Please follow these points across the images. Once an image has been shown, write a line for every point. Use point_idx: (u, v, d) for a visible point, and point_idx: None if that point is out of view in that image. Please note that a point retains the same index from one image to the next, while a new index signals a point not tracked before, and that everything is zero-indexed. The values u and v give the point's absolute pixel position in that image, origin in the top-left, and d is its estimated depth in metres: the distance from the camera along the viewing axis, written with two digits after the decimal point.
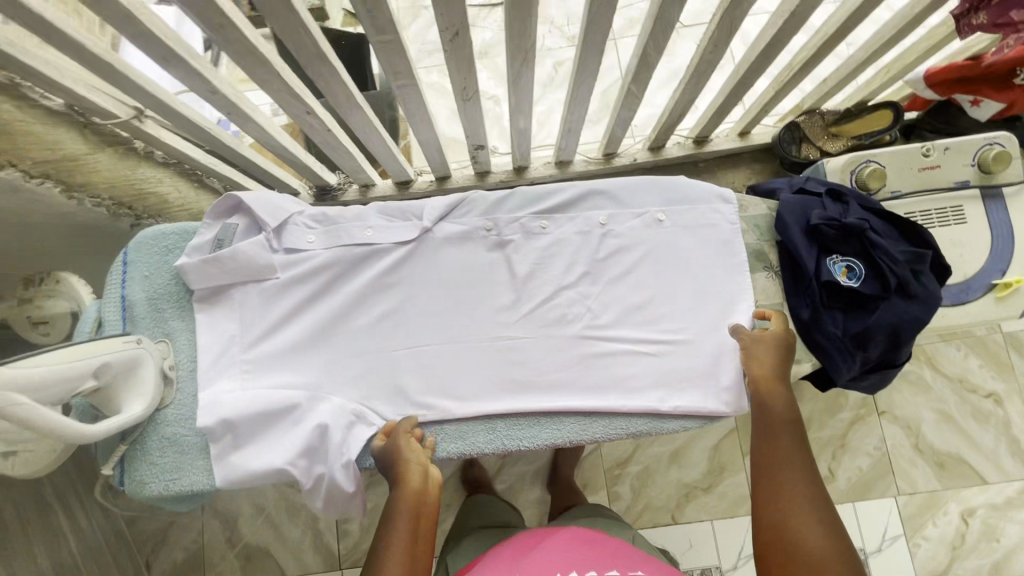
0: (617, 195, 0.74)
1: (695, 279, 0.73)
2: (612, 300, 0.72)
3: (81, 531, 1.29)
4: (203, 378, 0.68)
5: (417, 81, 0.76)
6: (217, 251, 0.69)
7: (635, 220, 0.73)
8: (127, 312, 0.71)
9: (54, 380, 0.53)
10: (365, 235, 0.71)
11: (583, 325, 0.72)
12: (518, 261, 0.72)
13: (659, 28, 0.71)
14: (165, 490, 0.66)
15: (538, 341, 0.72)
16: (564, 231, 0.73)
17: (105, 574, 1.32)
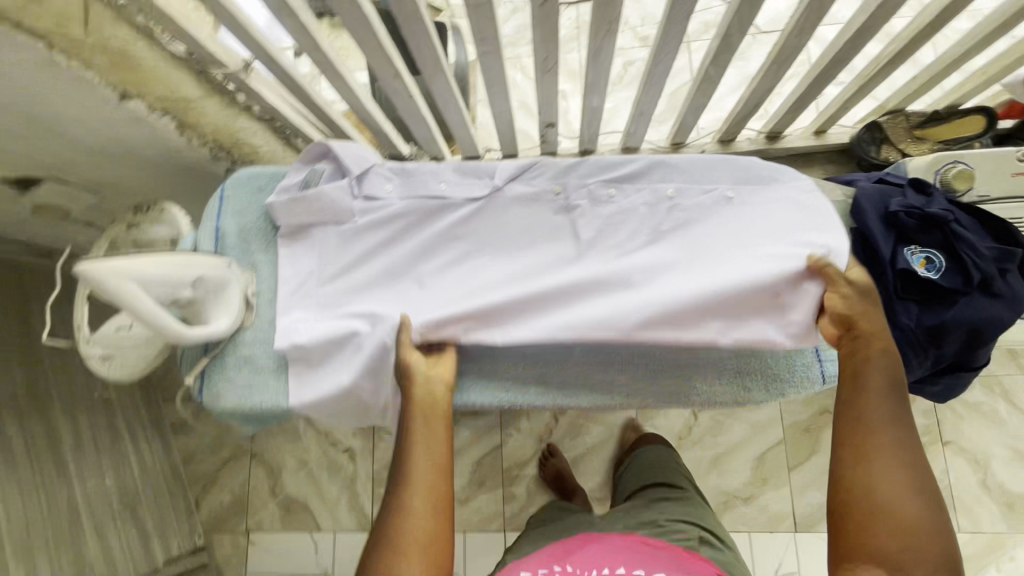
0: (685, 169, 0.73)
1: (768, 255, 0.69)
2: (682, 256, 0.71)
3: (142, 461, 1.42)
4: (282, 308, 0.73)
5: (500, 49, 0.79)
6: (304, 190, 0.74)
7: (704, 196, 0.72)
8: (221, 241, 0.78)
9: (160, 281, 0.60)
10: (439, 189, 0.75)
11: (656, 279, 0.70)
12: (583, 226, 0.74)
13: (746, 8, 0.71)
14: (238, 403, 0.72)
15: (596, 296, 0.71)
16: (630, 200, 0.73)
17: (159, 503, 1.42)
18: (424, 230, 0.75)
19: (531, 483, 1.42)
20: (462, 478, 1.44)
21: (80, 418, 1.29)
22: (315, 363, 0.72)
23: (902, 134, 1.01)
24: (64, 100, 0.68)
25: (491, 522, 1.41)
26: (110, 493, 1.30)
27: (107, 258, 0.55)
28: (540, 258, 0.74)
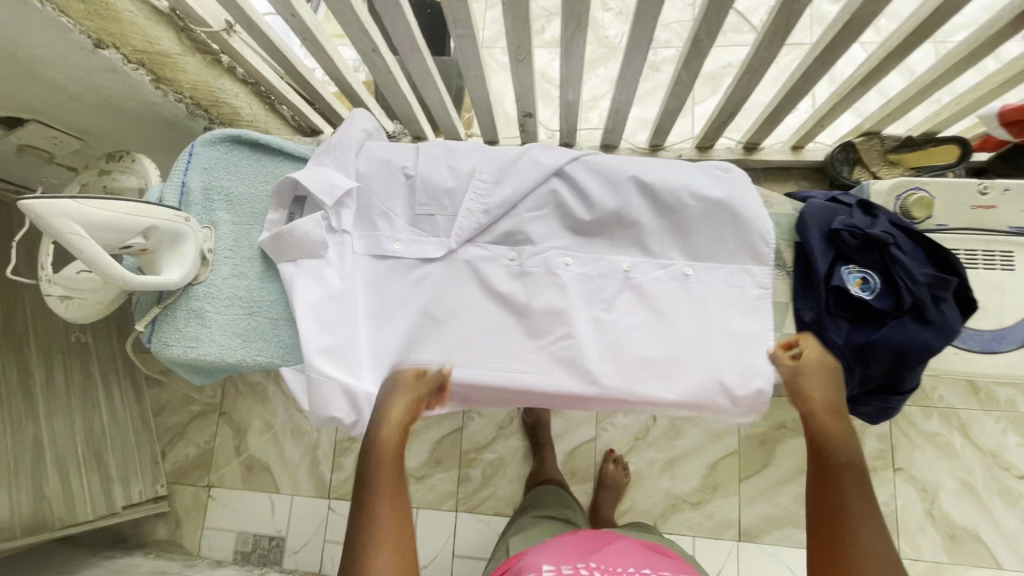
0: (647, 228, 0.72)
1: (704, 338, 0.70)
2: (623, 332, 0.71)
3: (111, 406, 1.46)
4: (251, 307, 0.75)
5: (475, 33, 0.81)
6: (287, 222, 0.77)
7: (659, 271, 0.72)
8: (185, 196, 0.79)
9: (109, 226, 0.62)
10: (394, 248, 0.75)
11: (627, 336, 0.71)
12: (536, 296, 0.72)
13: (713, 15, 0.72)
14: (184, 354, 0.74)
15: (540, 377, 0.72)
16: (586, 269, 0.73)
17: (125, 451, 1.46)
18: (392, 293, 0.74)
19: (486, 467, 1.45)
20: (420, 455, 1.47)
21: (54, 359, 1.32)
22: (261, 325, 0.74)
23: (876, 158, 1.02)
24: (40, 43, 0.70)
25: (445, 502, 1.44)
26: (77, 435, 1.33)
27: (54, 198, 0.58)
28: (515, 340, 0.72)
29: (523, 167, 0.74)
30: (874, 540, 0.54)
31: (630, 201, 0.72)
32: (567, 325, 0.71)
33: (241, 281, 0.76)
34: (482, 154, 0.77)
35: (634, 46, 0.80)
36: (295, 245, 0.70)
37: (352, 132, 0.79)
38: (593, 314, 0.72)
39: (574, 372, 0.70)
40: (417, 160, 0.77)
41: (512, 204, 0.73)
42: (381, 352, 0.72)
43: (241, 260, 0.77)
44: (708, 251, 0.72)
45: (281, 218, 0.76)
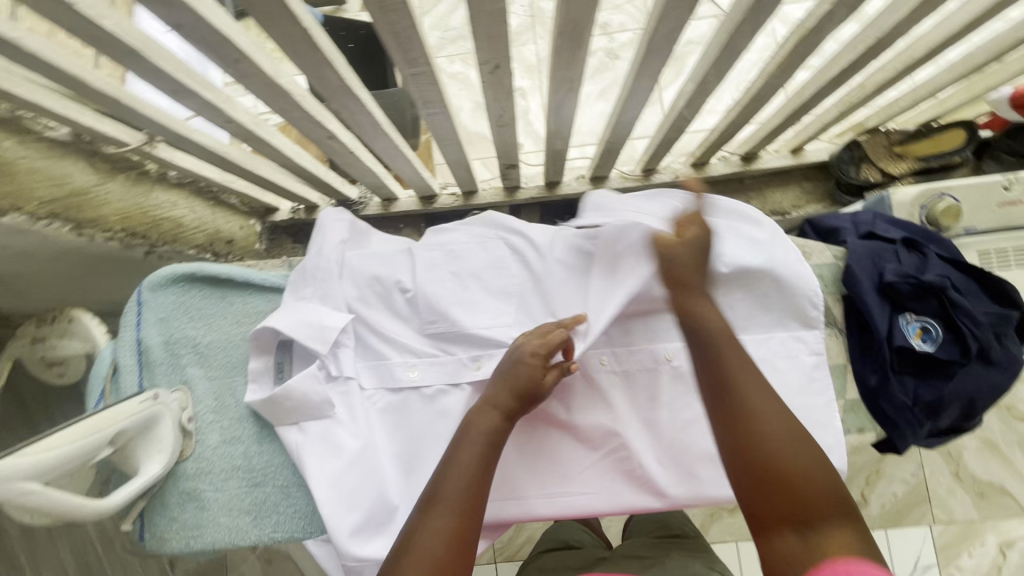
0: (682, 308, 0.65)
1: None
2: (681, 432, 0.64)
3: None
4: (256, 475, 0.66)
5: (449, 108, 0.69)
6: (280, 382, 0.66)
7: None
8: (143, 356, 0.66)
9: (69, 459, 0.49)
10: (409, 377, 0.67)
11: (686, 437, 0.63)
12: (576, 410, 0.64)
13: (721, 60, 0.63)
14: (187, 547, 0.64)
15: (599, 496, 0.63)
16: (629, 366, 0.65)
17: None
18: (418, 430, 0.65)
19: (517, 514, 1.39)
20: None
21: None
22: (269, 492, 0.66)
23: (882, 152, 0.96)
24: None
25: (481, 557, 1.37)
26: None
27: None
28: (568, 458, 0.64)
29: (521, 267, 0.71)
30: (769, 421, 0.47)
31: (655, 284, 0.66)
32: (620, 436, 0.63)
33: (235, 447, 0.66)
34: (482, 252, 0.72)
35: (631, 96, 0.71)
36: (293, 408, 0.61)
37: (329, 251, 0.69)
38: (644, 414, 0.64)
39: (638, 486, 0.63)
40: (414, 273, 0.70)
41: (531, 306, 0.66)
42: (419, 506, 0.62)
43: (230, 423, 0.67)
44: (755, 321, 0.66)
45: (265, 369, 0.65)
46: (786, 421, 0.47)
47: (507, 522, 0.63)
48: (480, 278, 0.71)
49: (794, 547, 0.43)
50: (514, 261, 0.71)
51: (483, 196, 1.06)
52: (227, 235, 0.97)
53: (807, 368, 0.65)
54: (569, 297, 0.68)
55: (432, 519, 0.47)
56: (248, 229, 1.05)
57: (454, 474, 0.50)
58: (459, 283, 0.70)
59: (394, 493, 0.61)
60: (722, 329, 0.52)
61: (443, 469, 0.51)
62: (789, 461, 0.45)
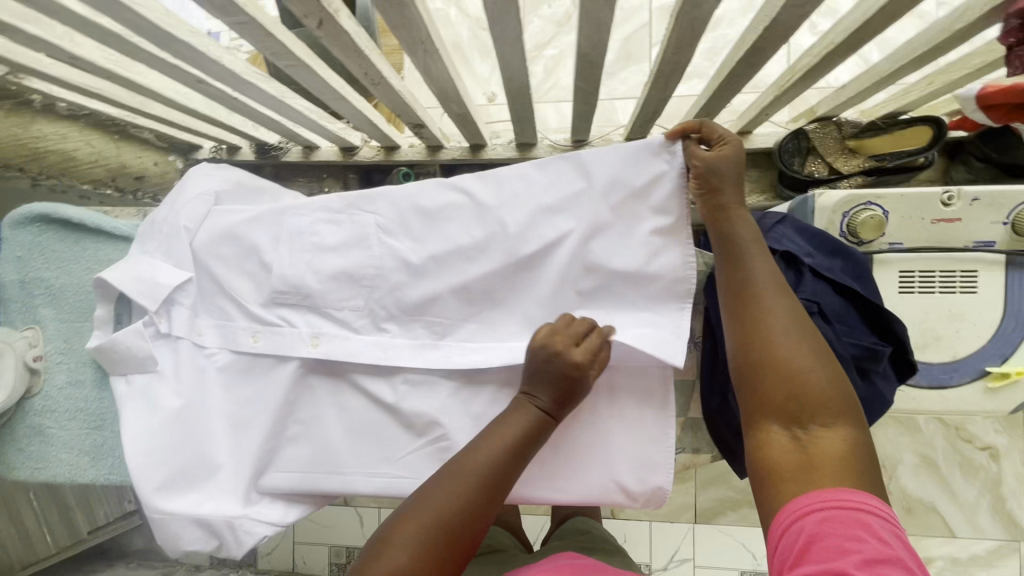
0: (523, 305, 0.62)
1: (587, 428, 0.62)
2: None
3: None
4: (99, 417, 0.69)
5: (306, 62, 0.64)
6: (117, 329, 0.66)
7: None
8: (1, 293, 0.67)
9: None
10: (251, 344, 0.63)
11: None
12: (401, 399, 0.62)
13: (588, 30, 0.55)
14: (33, 475, 0.67)
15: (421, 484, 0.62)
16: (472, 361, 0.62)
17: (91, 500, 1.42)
18: (246, 397, 0.64)
19: None
20: None
21: None
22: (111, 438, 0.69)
23: (833, 146, 0.86)
24: None
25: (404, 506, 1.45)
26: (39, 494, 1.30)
27: None
28: (392, 439, 0.63)
29: (383, 247, 0.63)
30: (780, 331, 0.48)
31: (511, 275, 0.62)
32: (442, 426, 0.62)
33: (81, 390, 0.68)
34: (344, 226, 0.64)
35: (511, 64, 0.64)
36: (119, 359, 0.61)
37: (181, 205, 0.66)
38: (471, 409, 0.62)
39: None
40: (277, 240, 0.64)
41: (375, 283, 0.63)
42: (240, 468, 0.63)
43: (80, 365, 0.69)
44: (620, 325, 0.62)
45: (106, 317, 0.64)
46: (800, 326, 0.48)
47: (326, 494, 0.64)
48: (340, 254, 0.63)
49: (787, 446, 0.45)
50: (377, 241, 0.63)
51: (404, 152, 1.01)
52: (134, 170, 0.97)
53: (650, 382, 0.61)
54: (429, 280, 0.62)
55: (414, 512, 0.47)
56: (166, 165, 1.03)
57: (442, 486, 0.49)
58: (314, 255, 0.64)
59: (215, 452, 0.62)
60: (760, 255, 0.52)
61: (431, 486, 0.49)
62: (803, 369, 0.46)
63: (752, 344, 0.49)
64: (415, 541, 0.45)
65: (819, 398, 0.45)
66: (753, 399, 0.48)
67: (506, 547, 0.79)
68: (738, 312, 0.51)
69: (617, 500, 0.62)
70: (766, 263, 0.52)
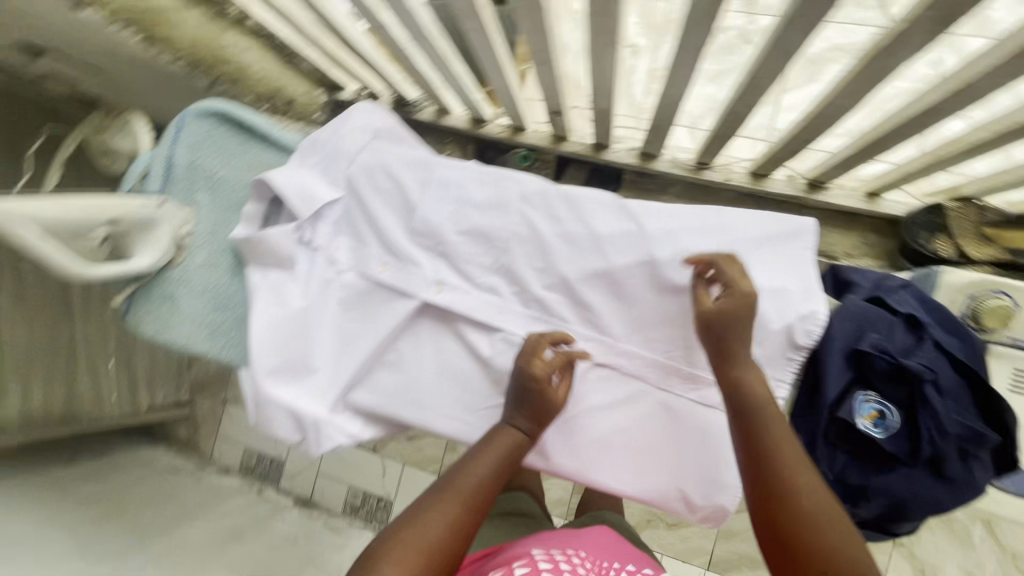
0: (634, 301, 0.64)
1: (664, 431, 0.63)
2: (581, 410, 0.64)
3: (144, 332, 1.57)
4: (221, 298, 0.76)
5: (489, 28, 0.68)
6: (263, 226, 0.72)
7: (643, 350, 0.64)
8: (169, 172, 0.73)
9: (66, 223, 0.59)
10: (379, 273, 0.69)
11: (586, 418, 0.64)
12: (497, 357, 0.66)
13: (776, 53, 0.56)
14: (154, 335, 0.75)
15: None
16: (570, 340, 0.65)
17: (153, 378, 1.59)
18: (360, 318, 0.69)
19: None
20: None
21: None
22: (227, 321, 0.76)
23: (968, 232, 0.83)
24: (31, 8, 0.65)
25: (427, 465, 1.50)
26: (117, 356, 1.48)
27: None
28: (478, 390, 0.66)
29: (520, 214, 0.66)
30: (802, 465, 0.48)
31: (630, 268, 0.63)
32: None
33: (214, 272, 0.76)
34: (489, 186, 0.68)
35: (678, 71, 0.66)
36: (262, 253, 0.67)
37: (347, 133, 0.72)
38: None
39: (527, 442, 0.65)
40: (427, 187, 0.69)
41: (503, 245, 0.66)
42: (337, 376, 0.68)
43: (217, 251, 0.76)
44: None
45: (255, 214, 0.71)
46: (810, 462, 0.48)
47: (404, 423, 0.69)
48: (479, 211, 0.67)
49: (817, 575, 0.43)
50: (516, 206, 0.67)
51: (529, 135, 1.05)
52: (287, 95, 1.05)
53: None
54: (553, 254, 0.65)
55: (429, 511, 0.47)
56: (312, 96, 1.11)
57: (437, 505, 0.48)
58: (457, 208, 0.68)
59: (319, 357, 0.68)
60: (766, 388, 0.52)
61: (415, 515, 0.47)
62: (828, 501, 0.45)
63: (764, 487, 0.48)
64: (425, 552, 0.45)
65: (841, 530, 0.44)
66: (777, 533, 0.46)
67: (536, 514, 0.84)
68: (747, 449, 0.50)
69: (674, 505, 0.63)
70: (772, 401, 0.52)
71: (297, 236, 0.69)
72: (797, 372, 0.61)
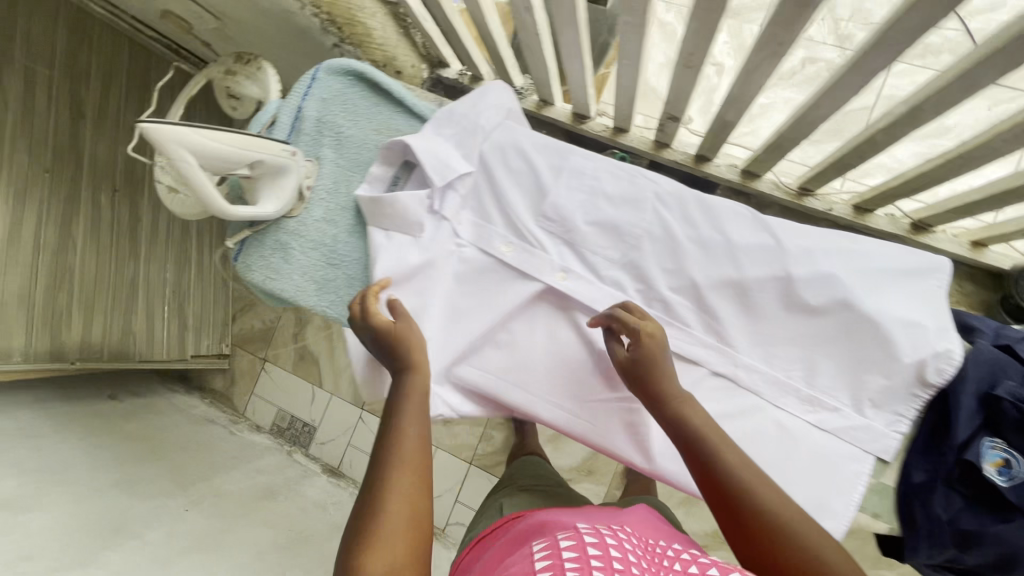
0: (761, 316, 0.63)
1: (773, 452, 0.62)
2: None
3: (197, 279, 1.58)
4: (331, 255, 0.76)
5: (646, 23, 0.68)
6: (390, 189, 0.73)
7: (763, 367, 0.63)
8: (297, 123, 0.75)
9: (216, 157, 0.60)
10: (502, 251, 0.69)
11: None
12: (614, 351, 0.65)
13: (956, 83, 0.56)
14: (261, 283, 0.75)
15: (599, 432, 0.66)
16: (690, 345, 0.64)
17: (200, 326, 1.60)
18: (476, 294, 0.70)
19: (508, 433, 1.47)
20: None
21: (161, 214, 1.45)
22: (334, 278, 0.76)
23: None
24: None
25: (461, 452, 1.49)
26: (170, 300, 1.48)
27: (163, 125, 0.55)
28: (588, 381, 0.67)
29: (654, 213, 0.66)
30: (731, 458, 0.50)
31: (764, 282, 0.62)
32: None
33: (329, 228, 0.76)
34: (624, 181, 0.68)
35: (837, 90, 0.65)
36: (391, 214, 0.67)
37: (485, 110, 0.72)
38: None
39: (632, 440, 0.65)
40: (560, 174, 0.69)
41: (635, 242, 0.66)
42: (443, 349, 0.68)
43: (336, 207, 0.76)
44: (849, 375, 0.61)
45: (382, 177, 0.72)
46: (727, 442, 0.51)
47: (509, 406, 0.69)
48: (611, 204, 0.67)
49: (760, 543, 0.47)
50: (650, 204, 0.66)
51: (630, 138, 1.04)
52: (397, 65, 1.05)
53: (857, 435, 0.61)
54: (685, 257, 0.64)
55: (384, 494, 0.49)
56: (417, 70, 1.11)
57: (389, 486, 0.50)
58: (590, 197, 0.68)
59: (433, 327, 0.68)
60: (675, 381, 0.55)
61: (379, 500, 0.49)
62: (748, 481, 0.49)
63: (717, 499, 0.49)
64: (395, 526, 0.48)
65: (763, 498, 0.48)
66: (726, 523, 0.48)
67: (558, 484, 0.99)
68: (694, 468, 0.51)
69: None
70: (680, 397, 0.54)
71: (428, 204, 0.69)
72: (920, 410, 0.60)
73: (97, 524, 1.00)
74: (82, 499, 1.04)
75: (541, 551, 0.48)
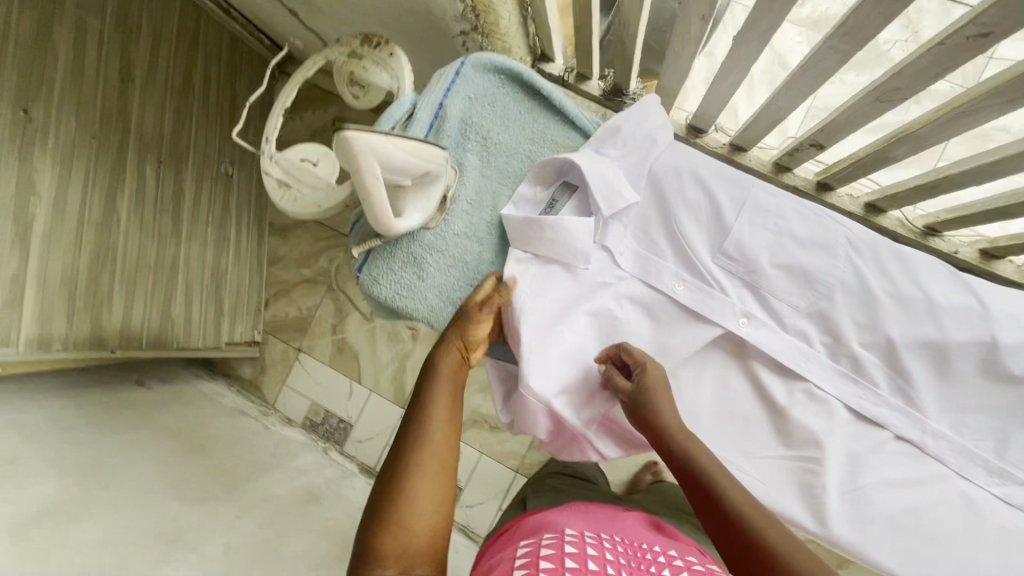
0: (956, 382, 0.59)
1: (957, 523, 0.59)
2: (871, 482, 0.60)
3: (235, 260, 1.47)
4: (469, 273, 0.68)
5: (854, 52, 0.62)
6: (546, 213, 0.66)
7: (952, 433, 0.60)
8: (437, 121, 0.67)
9: (397, 168, 0.52)
10: (674, 288, 0.64)
11: (876, 490, 0.60)
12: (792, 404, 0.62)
13: None
14: (390, 299, 0.67)
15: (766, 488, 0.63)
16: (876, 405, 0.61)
17: (234, 310, 1.50)
18: (638, 332, 0.65)
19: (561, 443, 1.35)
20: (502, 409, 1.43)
21: (203, 188, 1.33)
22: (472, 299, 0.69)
23: None
24: None
25: None
26: (209, 283, 1.38)
27: (363, 130, 0.47)
28: (754, 433, 0.64)
29: (849, 262, 0.61)
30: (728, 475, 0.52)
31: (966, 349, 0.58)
32: (822, 451, 0.61)
33: (471, 243, 0.68)
34: (812, 222, 0.62)
35: None
36: (554, 245, 0.61)
37: (657, 128, 0.64)
38: (851, 447, 0.61)
39: (806, 503, 0.61)
40: (742, 208, 0.63)
41: (826, 292, 0.61)
42: (595, 394, 0.66)
43: (477, 220, 0.68)
44: None
45: (529, 197, 0.66)
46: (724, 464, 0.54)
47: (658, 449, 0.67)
48: (799, 246, 0.62)
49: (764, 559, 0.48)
50: (843, 251, 0.61)
51: (749, 157, 0.98)
52: None
53: None
54: (880, 313, 0.60)
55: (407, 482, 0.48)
56: None
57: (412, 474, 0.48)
58: (775, 238, 0.62)
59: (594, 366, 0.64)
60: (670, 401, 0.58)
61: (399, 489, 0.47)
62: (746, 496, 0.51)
63: (703, 500, 0.52)
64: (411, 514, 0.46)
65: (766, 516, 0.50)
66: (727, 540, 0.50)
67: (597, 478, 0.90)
68: (686, 484, 0.54)
69: None
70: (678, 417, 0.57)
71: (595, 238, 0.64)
72: None
73: (153, 534, 0.91)
74: (132, 503, 0.96)
75: (522, 553, 0.48)
